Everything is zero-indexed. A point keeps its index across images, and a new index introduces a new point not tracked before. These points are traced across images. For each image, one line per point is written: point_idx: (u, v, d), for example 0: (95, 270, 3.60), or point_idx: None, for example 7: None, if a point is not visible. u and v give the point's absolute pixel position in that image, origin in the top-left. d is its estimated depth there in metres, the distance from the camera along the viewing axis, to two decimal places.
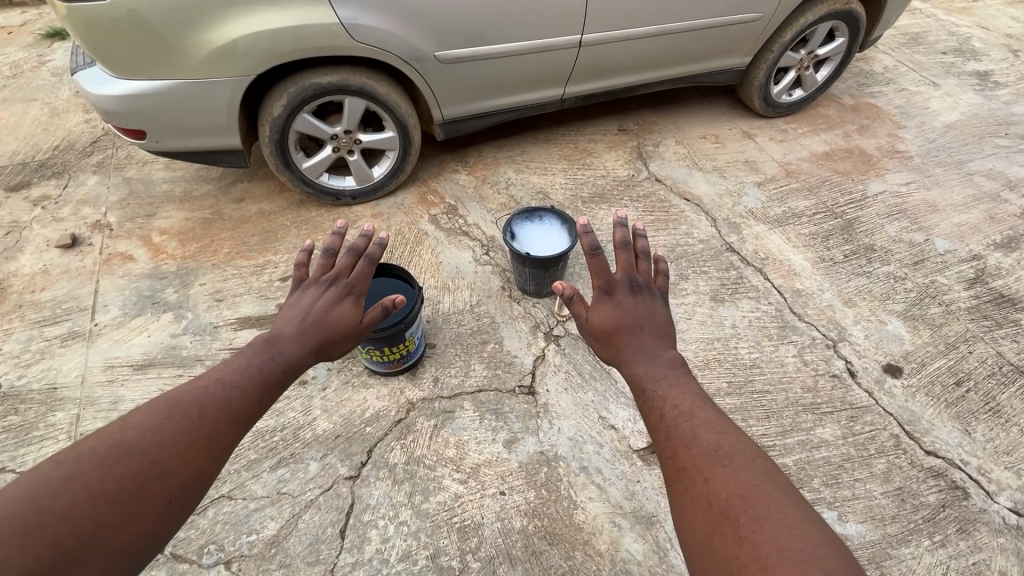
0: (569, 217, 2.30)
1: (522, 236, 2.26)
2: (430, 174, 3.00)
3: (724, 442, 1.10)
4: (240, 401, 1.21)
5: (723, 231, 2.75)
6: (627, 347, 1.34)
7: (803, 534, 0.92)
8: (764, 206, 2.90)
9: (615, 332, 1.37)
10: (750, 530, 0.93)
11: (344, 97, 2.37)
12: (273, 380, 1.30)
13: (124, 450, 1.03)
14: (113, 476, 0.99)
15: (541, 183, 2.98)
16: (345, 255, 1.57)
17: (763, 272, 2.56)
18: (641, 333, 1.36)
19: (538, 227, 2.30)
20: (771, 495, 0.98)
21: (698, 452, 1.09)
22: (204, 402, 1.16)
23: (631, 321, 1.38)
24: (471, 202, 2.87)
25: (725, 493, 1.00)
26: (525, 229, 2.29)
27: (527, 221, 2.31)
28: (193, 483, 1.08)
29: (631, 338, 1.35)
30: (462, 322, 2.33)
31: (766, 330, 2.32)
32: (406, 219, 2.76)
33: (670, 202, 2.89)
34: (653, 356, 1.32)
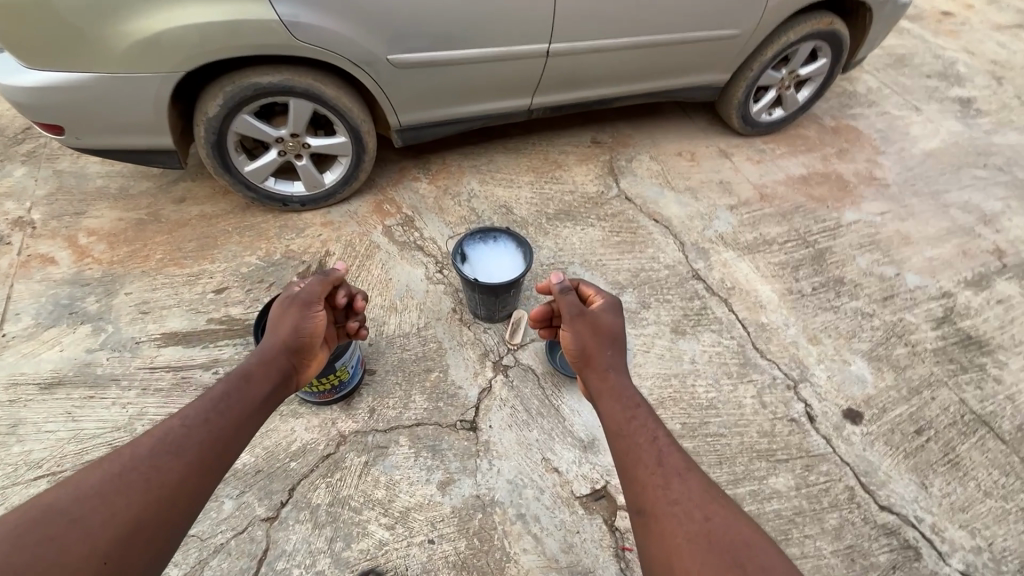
0: (524, 240, 2.15)
1: (470, 263, 2.13)
2: (388, 181, 2.83)
3: (693, 472, 1.28)
4: (184, 436, 1.20)
5: (691, 257, 2.64)
6: (611, 354, 1.56)
7: (761, 553, 1.11)
8: (735, 231, 2.80)
9: (598, 342, 1.57)
10: (727, 552, 1.11)
11: (288, 98, 2.20)
12: (229, 407, 1.31)
13: (45, 513, 1.00)
14: (33, 545, 0.95)
15: (504, 196, 2.84)
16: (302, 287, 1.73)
17: (727, 303, 2.46)
18: (618, 346, 1.59)
19: (490, 252, 2.16)
20: (732, 521, 1.18)
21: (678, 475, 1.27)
22: (141, 446, 1.15)
23: (617, 332, 1.62)
24: (429, 214, 2.72)
25: (700, 513, 1.19)
26: (474, 255, 2.15)
27: (477, 244, 2.17)
28: (131, 533, 1.04)
29: (612, 352, 1.56)
30: (406, 347, 2.18)
31: (726, 367, 2.21)
32: (358, 230, 2.60)
33: (638, 223, 2.77)
34: (626, 372, 1.54)
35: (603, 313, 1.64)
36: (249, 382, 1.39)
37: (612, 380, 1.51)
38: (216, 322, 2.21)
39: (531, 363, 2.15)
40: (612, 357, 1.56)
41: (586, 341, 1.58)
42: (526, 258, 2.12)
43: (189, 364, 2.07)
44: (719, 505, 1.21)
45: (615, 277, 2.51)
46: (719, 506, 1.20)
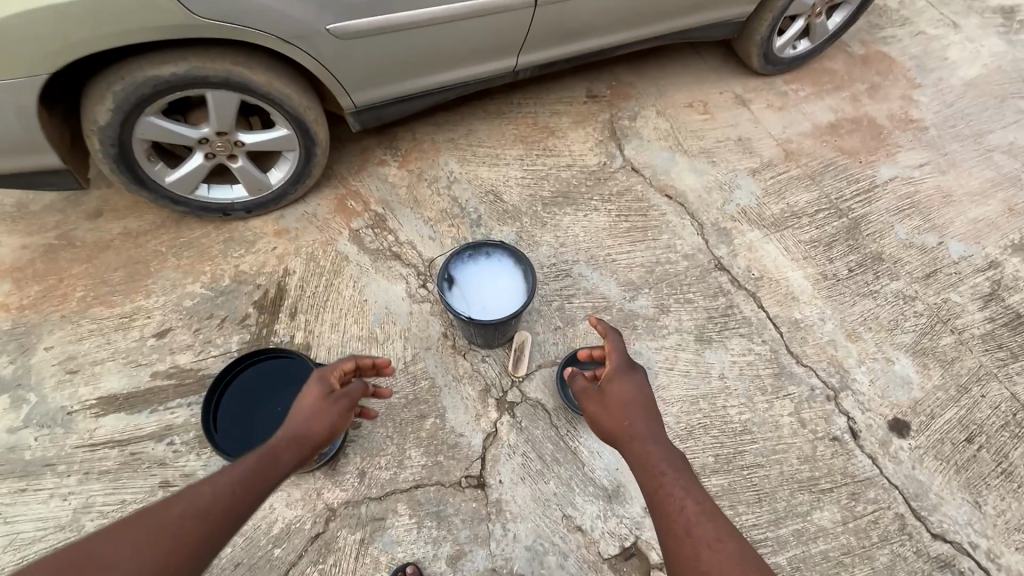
0: (523, 260, 1.78)
1: (459, 291, 1.76)
2: (350, 169, 2.36)
3: (728, 541, 0.99)
4: (215, 500, 0.99)
5: (711, 241, 2.29)
6: (634, 420, 1.22)
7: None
8: (759, 204, 2.43)
9: (614, 416, 1.25)
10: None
11: (205, 91, 1.69)
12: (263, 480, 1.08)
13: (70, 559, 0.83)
14: None
15: (490, 178, 2.39)
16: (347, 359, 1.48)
17: (755, 297, 2.15)
18: (651, 415, 1.25)
19: (482, 275, 1.79)
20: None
21: (711, 544, 0.99)
22: (179, 500, 0.96)
23: (638, 397, 1.27)
24: (403, 209, 2.28)
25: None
26: (463, 279, 1.77)
27: (466, 265, 1.79)
28: None
29: (636, 419, 1.22)
30: (394, 388, 1.87)
31: (759, 381, 1.95)
32: (320, 237, 2.18)
33: (648, 202, 2.38)
34: (666, 440, 1.19)
35: (612, 379, 1.31)
36: (279, 458, 1.14)
37: (640, 449, 1.17)
38: (162, 376, 1.85)
39: (540, 397, 1.86)
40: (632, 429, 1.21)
41: (594, 420, 1.29)
42: (526, 284, 1.76)
43: (136, 436, 1.74)
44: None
45: (627, 276, 2.17)
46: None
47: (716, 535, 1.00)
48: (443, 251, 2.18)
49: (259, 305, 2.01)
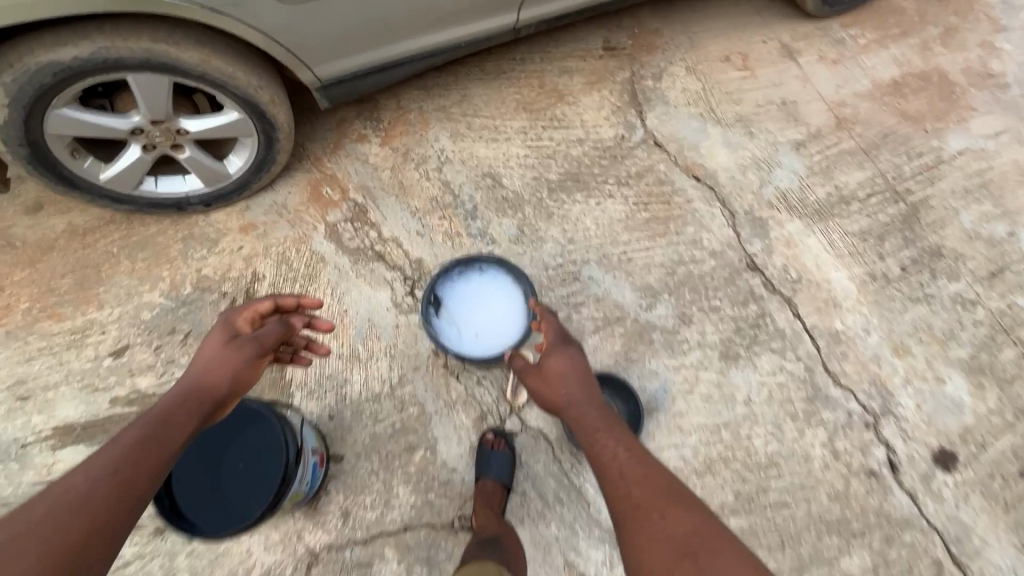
0: (522, 275, 1.52)
1: (452, 316, 1.53)
2: (324, 148, 2.02)
3: (655, 477, 1.06)
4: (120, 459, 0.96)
5: (744, 234, 1.98)
6: (570, 390, 1.24)
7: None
8: (801, 187, 2.08)
9: (553, 390, 1.27)
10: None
11: (123, 74, 1.37)
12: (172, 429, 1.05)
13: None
14: None
15: (487, 157, 2.05)
16: (263, 305, 1.39)
17: (791, 304, 1.88)
18: (588, 383, 1.29)
19: (478, 295, 1.54)
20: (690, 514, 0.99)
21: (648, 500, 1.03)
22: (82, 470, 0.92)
23: (572, 372, 1.28)
24: (387, 197, 1.97)
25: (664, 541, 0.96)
26: (456, 301, 1.53)
27: (458, 284, 1.55)
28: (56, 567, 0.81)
29: (571, 387, 1.26)
30: (379, 415, 1.67)
31: (790, 406, 1.73)
32: (292, 234, 1.90)
33: (671, 186, 2.05)
34: (600, 403, 1.24)
35: (550, 353, 1.31)
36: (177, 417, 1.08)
37: (576, 414, 1.22)
38: (123, 403, 1.66)
39: (542, 427, 1.66)
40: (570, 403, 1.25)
41: (542, 396, 1.30)
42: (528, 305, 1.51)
43: None
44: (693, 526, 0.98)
45: (644, 279, 1.89)
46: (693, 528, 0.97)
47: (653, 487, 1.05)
48: (433, 249, 1.90)
49: None
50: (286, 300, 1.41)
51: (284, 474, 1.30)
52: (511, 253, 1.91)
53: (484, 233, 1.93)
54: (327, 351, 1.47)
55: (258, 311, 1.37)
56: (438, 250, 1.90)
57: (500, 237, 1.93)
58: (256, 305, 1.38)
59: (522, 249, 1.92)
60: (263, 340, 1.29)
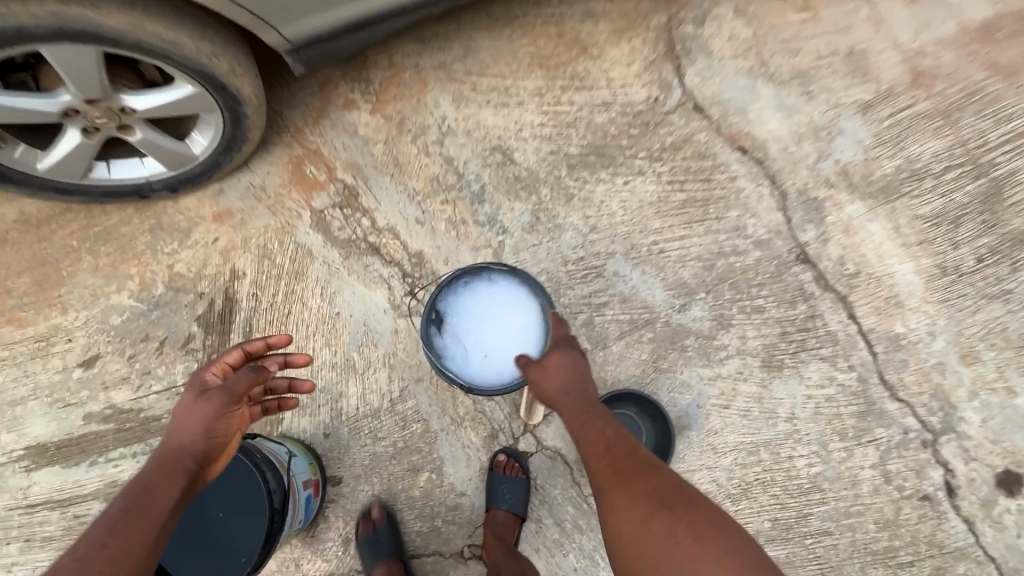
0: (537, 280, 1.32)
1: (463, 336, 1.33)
2: (305, 117, 1.72)
3: (635, 450, 1.10)
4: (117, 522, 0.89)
5: (794, 220, 1.71)
6: (566, 383, 1.21)
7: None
8: (866, 160, 1.77)
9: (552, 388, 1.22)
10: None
11: (32, 46, 1.13)
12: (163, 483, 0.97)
13: None
14: None
15: (496, 126, 1.74)
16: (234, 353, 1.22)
17: (846, 303, 1.64)
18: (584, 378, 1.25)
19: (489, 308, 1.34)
20: (663, 475, 1.05)
21: (643, 496, 1.01)
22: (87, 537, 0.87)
23: (575, 379, 1.22)
24: (380, 177, 1.70)
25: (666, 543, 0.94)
26: (466, 318, 1.33)
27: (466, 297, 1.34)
28: None
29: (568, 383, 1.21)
30: (379, 433, 1.51)
31: (839, 423, 1.54)
32: (274, 223, 1.66)
33: (712, 160, 1.75)
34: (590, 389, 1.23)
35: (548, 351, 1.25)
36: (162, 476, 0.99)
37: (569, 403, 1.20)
38: (97, 420, 1.51)
39: (560, 446, 1.50)
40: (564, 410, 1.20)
41: (546, 394, 1.23)
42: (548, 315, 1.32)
43: (78, 495, 1.46)
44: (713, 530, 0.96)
45: (677, 275, 1.64)
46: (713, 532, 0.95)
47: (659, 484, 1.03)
48: (435, 240, 1.65)
49: (204, 321, 1.59)
50: (254, 344, 1.22)
51: (270, 532, 1.15)
52: (524, 244, 1.66)
53: (493, 221, 1.67)
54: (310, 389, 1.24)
55: (228, 363, 1.20)
56: (441, 242, 1.65)
57: (512, 226, 1.67)
58: (225, 359, 1.21)
59: (538, 240, 1.66)
60: (232, 388, 1.12)
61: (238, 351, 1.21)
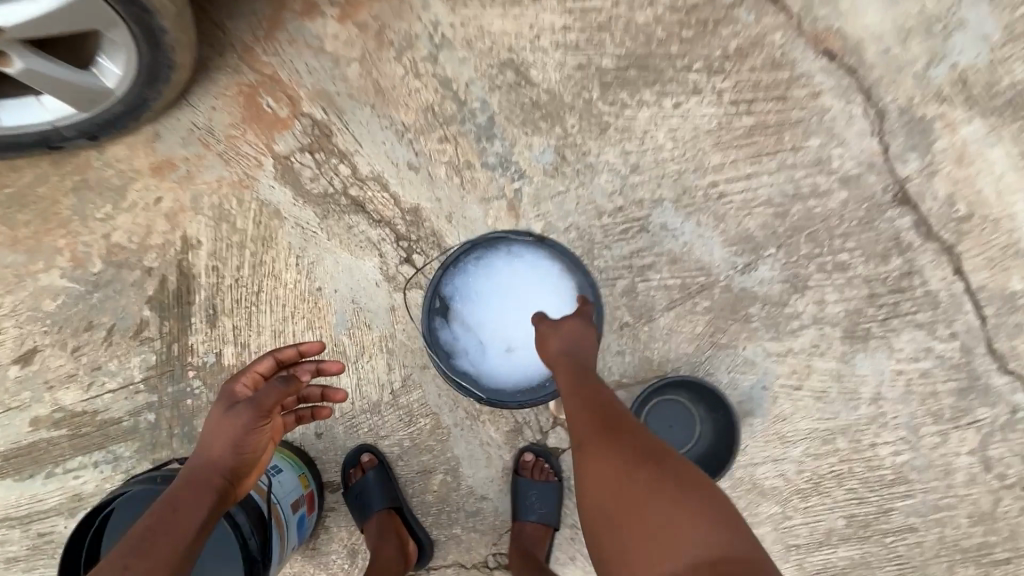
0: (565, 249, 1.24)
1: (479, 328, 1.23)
2: (254, 30, 1.32)
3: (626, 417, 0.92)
4: (139, 546, 0.76)
5: (892, 148, 1.33)
6: (570, 356, 1.04)
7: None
8: (991, 63, 1.35)
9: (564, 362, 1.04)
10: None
11: None
12: (192, 500, 0.85)
13: None
14: None
15: (505, 33, 1.32)
16: (264, 359, 1.04)
17: (952, 255, 1.31)
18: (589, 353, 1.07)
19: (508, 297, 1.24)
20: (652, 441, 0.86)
21: (625, 454, 0.82)
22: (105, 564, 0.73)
23: (585, 357, 1.05)
24: (358, 110, 1.32)
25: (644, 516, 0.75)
26: (481, 309, 1.24)
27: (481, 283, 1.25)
28: None
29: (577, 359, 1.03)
30: (380, 431, 1.27)
31: (934, 403, 1.27)
32: (229, 175, 1.31)
33: (788, 71, 1.34)
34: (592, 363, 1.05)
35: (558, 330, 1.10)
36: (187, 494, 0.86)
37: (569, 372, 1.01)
38: (46, 426, 1.27)
39: None
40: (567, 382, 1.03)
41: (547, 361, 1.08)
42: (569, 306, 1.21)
43: (38, 512, 1.25)
44: (704, 498, 0.76)
45: (741, 226, 1.30)
46: (699, 502, 0.75)
47: (648, 448, 0.84)
48: (433, 191, 1.30)
49: (157, 303, 1.30)
50: (285, 353, 1.04)
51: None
52: (547, 192, 1.30)
53: (507, 163, 1.30)
54: (344, 397, 1.04)
55: (259, 372, 1.03)
56: (441, 192, 1.30)
57: (531, 168, 1.30)
58: (256, 367, 1.03)
59: (564, 186, 1.30)
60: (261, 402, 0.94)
61: (270, 359, 1.03)
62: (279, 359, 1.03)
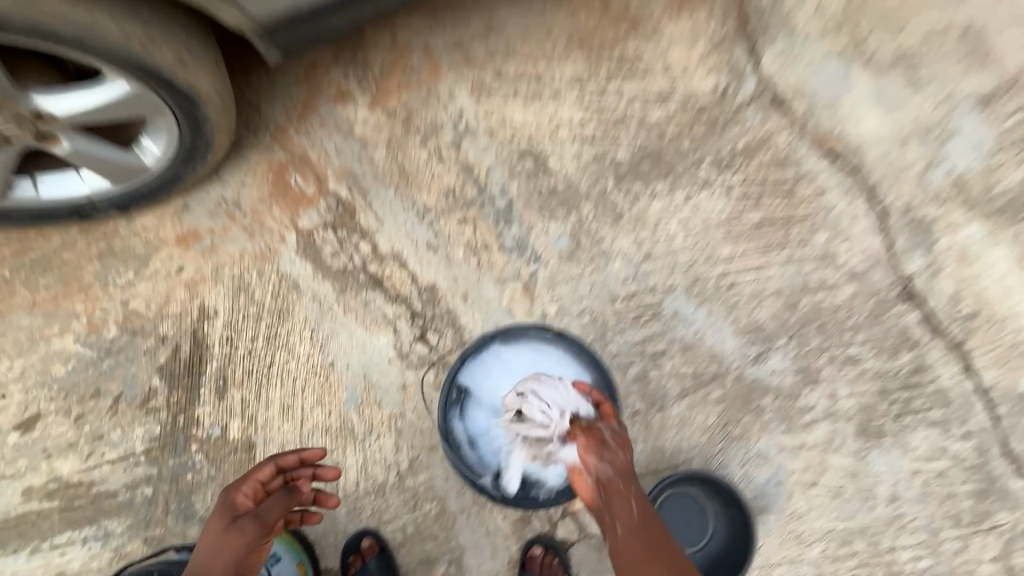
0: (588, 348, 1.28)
1: (523, 403, 1.12)
2: (288, 113, 1.39)
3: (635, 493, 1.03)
4: None
5: (899, 244, 1.38)
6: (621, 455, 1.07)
7: None
8: (985, 169, 1.42)
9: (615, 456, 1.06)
10: None
11: None
12: None
13: None
14: None
15: (526, 124, 1.40)
16: (265, 467, 1.02)
17: (963, 352, 1.32)
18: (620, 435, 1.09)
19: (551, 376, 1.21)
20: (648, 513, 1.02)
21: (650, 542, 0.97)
22: None
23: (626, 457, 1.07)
24: (382, 189, 1.37)
25: (659, 570, 0.94)
26: (509, 390, 1.23)
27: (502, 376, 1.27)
28: None
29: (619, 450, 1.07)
30: (383, 516, 1.23)
31: (949, 504, 1.25)
32: (251, 247, 1.34)
33: (795, 169, 1.41)
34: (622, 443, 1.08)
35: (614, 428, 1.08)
36: None
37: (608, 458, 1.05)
38: (40, 497, 1.23)
39: None
40: (602, 448, 1.05)
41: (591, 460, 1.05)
42: None
43: None
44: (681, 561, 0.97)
45: (751, 316, 1.32)
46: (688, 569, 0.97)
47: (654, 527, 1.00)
48: (450, 271, 1.33)
49: (167, 373, 1.29)
50: (288, 460, 1.02)
51: None
52: (562, 276, 1.33)
53: (523, 247, 1.34)
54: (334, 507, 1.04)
55: (259, 480, 1.01)
56: (458, 272, 1.33)
57: (546, 252, 1.34)
58: (256, 474, 1.01)
59: (579, 271, 1.33)
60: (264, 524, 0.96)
61: (271, 467, 1.01)
62: (282, 468, 1.02)
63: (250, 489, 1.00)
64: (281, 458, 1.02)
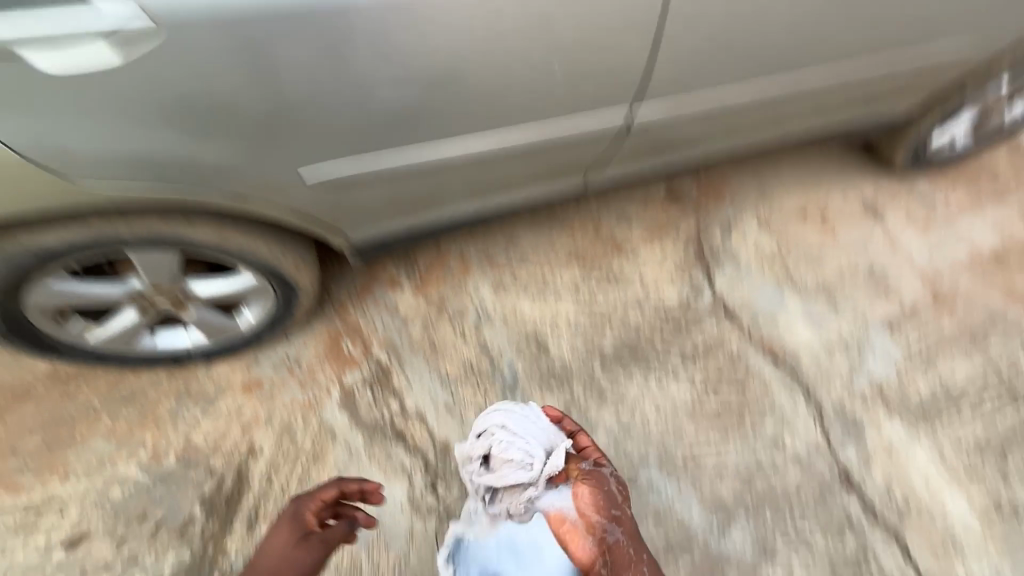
0: None
1: (494, 443, 1.14)
2: (350, 293, 1.79)
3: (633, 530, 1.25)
4: None
5: (834, 436, 1.67)
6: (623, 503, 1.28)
7: None
8: (898, 379, 1.77)
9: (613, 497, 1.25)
10: None
11: (126, 253, 1.22)
12: None
13: None
14: None
15: (532, 315, 1.80)
16: (329, 489, 1.16)
17: (898, 539, 1.56)
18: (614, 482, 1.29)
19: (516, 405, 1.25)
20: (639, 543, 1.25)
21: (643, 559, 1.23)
22: None
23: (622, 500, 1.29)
24: (414, 358, 1.71)
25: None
26: None
27: None
28: None
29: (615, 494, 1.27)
30: None
31: None
32: (302, 397, 1.64)
33: (745, 367, 1.76)
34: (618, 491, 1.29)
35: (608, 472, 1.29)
36: None
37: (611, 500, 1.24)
38: None
39: None
40: (597, 488, 1.24)
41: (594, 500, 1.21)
42: None
43: None
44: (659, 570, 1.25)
45: (715, 491, 1.58)
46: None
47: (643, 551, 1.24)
48: (462, 431, 1.61)
49: (209, 503, 1.49)
50: (351, 486, 1.16)
51: None
52: None
53: None
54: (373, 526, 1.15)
55: (323, 498, 1.15)
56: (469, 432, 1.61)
57: None
58: (322, 494, 1.15)
59: None
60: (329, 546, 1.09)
61: (336, 489, 1.15)
62: (345, 492, 1.16)
63: (317, 506, 1.13)
64: (344, 485, 1.16)
